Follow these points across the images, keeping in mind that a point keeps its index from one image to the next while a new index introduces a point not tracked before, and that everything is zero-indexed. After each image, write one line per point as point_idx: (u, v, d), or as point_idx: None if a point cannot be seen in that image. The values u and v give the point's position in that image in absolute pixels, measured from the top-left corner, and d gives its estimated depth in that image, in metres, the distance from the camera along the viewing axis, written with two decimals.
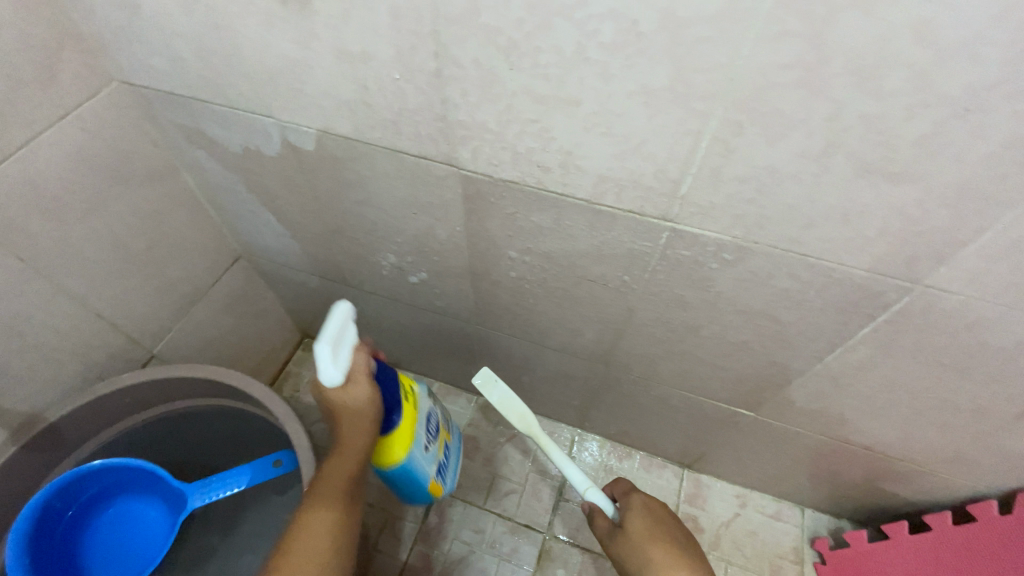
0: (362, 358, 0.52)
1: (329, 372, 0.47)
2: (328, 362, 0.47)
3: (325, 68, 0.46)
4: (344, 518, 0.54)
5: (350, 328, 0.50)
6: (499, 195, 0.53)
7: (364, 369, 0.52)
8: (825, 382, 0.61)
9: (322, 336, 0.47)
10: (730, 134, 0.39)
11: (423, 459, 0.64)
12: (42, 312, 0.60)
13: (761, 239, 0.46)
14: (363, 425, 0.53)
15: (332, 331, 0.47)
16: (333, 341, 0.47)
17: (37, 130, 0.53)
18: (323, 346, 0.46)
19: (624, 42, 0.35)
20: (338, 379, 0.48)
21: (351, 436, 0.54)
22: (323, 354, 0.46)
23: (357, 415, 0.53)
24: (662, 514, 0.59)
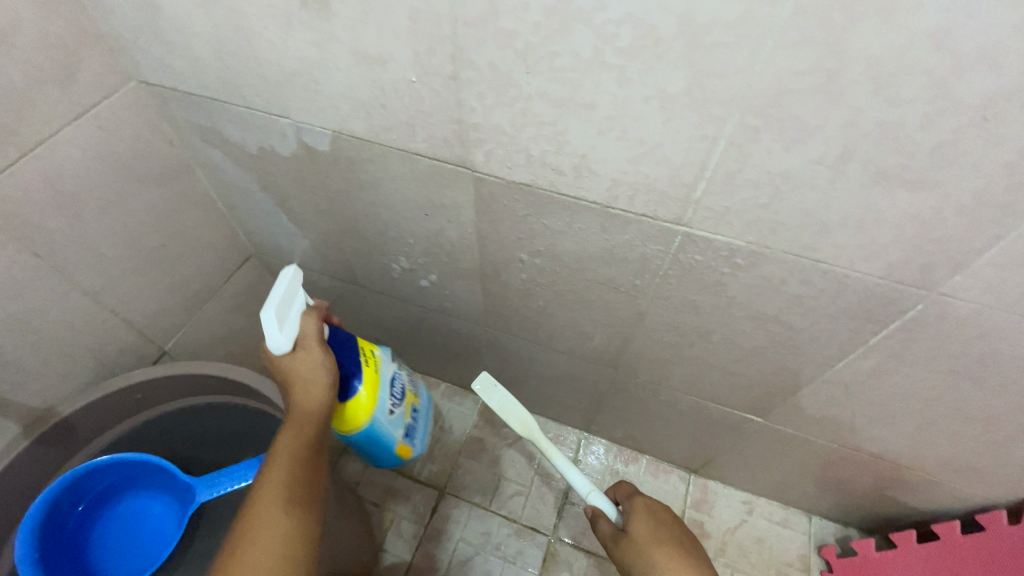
0: (312, 324, 0.55)
1: (275, 337, 0.51)
2: (273, 327, 0.51)
3: (342, 69, 0.47)
4: (310, 490, 0.49)
5: (293, 297, 0.54)
6: (511, 198, 0.53)
7: (314, 335, 0.54)
8: (835, 389, 0.61)
9: (267, 303, 0.51)
10: (745, 139, 0.39)
11: (389, 422, 0.65)
12: (57, 307, 0.61)
13: (775, 244, 0.46)
14: (315, 388, 0.53)
15: (277, 298, 0.51)
16: (276, 307, 0.51)
17: (56, 127, 0.54)
18: (267, 312, 0.50)
19: (641, 47, 0.36)
20: (285, 344, 0.52)
21: (304, 400, 0.52)
22: (268, 319, 0.51)
23: (308, 378, 0.53)
24: (667, 518, 0.58)
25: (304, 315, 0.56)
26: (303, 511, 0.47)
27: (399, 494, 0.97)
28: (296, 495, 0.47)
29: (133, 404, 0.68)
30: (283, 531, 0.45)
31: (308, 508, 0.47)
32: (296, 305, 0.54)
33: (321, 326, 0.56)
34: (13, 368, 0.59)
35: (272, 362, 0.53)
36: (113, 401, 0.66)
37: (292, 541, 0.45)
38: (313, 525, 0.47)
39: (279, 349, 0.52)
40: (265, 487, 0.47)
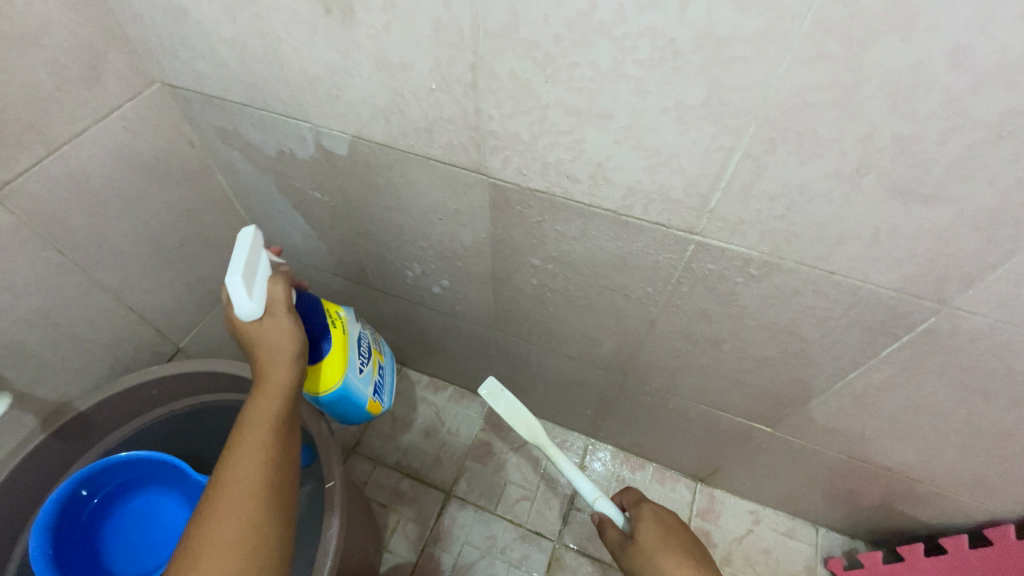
0: (281, 290, 0.51)
1: (246, 303, 0.47)
2: (242, 293, 0.46)
3: (363, 76, 0.48)
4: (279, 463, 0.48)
5: (259, 257, 0.49)
6: (526, 204, 0.54)
7: (283, 302, 0.51)
8: (846, 401, 0.61)
9: (232, 267, 0.46)
10: (761, 151, 0.39)
11: (362, 381, 0.62)
12: (78, 303, 0.62)
13: (789, 255, 0.46)
14: (284, 359, 0.50)
15: (242, 262, 0.47)
16: (244, 271, 0.46)
17: (82, 128, 0.55)
18: (234, 277, 0.46)
19: (660, 59, 0.36)
20: (256, 310, 0.48)
21: (272, 372, 0.50)
22: (236, 285, 0.46)
23: (275, 348, 0.50)
24: (675, 526, 0.58)
25: (271, 280, 0.51)
26: (268, 499, 0.46)
27: (406, 495, 0.97)
28: (264, 480, 0.46)
29: (148, 399, 0.69)
30: (246, 519, 0.44)
31: (275, 494, 0.47)
32: (262, 268, 0.49)
33: (290, 291, 0.52)
34: (34, 362, 0.60)
35: (235, 327, 0.50)
36: (129, 396, 0.67)
37: (257, 531, 0.44)
38: (280, 511, 0.47)
39: (248, 317, 0.48)
40: (231, 471, 0.46)
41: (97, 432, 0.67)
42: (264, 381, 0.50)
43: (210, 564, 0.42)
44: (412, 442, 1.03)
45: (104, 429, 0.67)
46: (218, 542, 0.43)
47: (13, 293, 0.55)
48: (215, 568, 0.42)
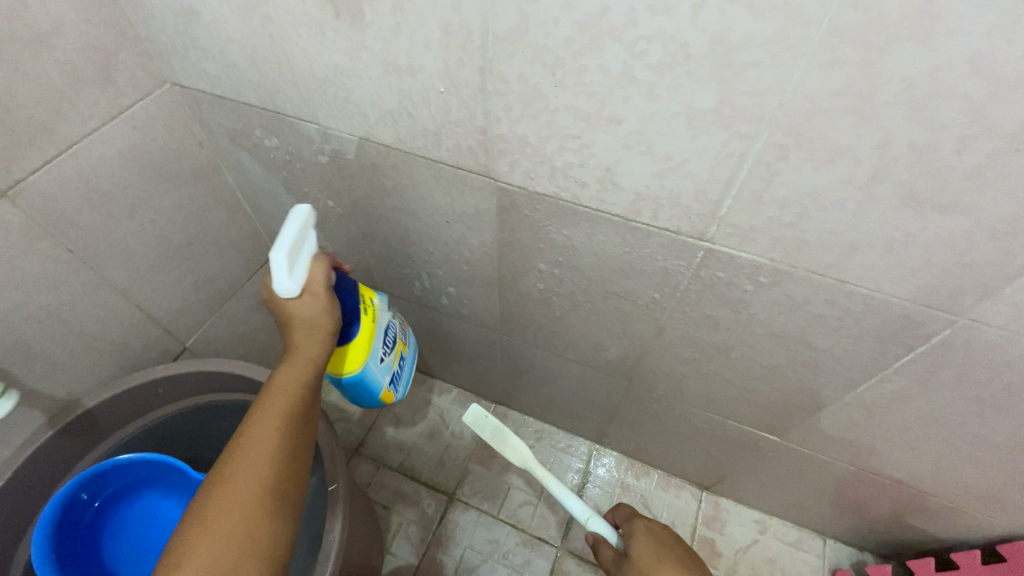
0: (322, 270, 0.51)
1: (284, 281, 0.48)
2: (281, 270, 0.48)
3: (372, 78, 0.47)
4: (297, 431, 0.48)
5: (306, 237, 0.50)
6: (533, 208, 0.53)
7: (323, 281, 0.51)
8: (855, 411, 0.60)
9: (279, 243, 0.48)
10: (773, 157, 0.38)
11: (380, 370, 0.62)
12: (87, 302, 0.63)
13: (800, 263, 0.46)
14: (316, 334, 0.51)
15: (289, 240, 0.48)
16: (287, 250, 0.48)
17: (94, 126, 0.55)
18: (278, 254, 0.47)
19: (671, 63, 0.36)
20: (293, 290, 0.49)
21: (303, 344, 0.51)
22: (277, 261, 0.47)
23: (309, 324, 0.51)
24: (667, 540, 0.57)
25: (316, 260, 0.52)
26: (287, 465, 0.46)
27: (409, 497, 0.97)
28: (283, 444, 0.46)
29: (154, 398, 0.70)
30: (266, 480, 0.44)
31: (293, 463, 0.46)
32: (307, 248, 0.51)
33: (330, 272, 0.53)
34: (43, 359, 0.60)
35: (274, 299, 0.51)
36: (135, 394, 0.67)
37: (275, 494, 0.43)
38: (296, 480, 0.46)
39: (285, 294, 0.49)
40: (255, 434, 0.46)
41: (104, 429, 0.67)
42: (294, 352, 0.51)
43: (228, 519, 0.41)
44: (416, 443, 1.03)
45: (111, 427, 0.68)
46: (237, 497, 0.42)
47: (23, 291, 0.55)
48: (232, 524, 0.41)
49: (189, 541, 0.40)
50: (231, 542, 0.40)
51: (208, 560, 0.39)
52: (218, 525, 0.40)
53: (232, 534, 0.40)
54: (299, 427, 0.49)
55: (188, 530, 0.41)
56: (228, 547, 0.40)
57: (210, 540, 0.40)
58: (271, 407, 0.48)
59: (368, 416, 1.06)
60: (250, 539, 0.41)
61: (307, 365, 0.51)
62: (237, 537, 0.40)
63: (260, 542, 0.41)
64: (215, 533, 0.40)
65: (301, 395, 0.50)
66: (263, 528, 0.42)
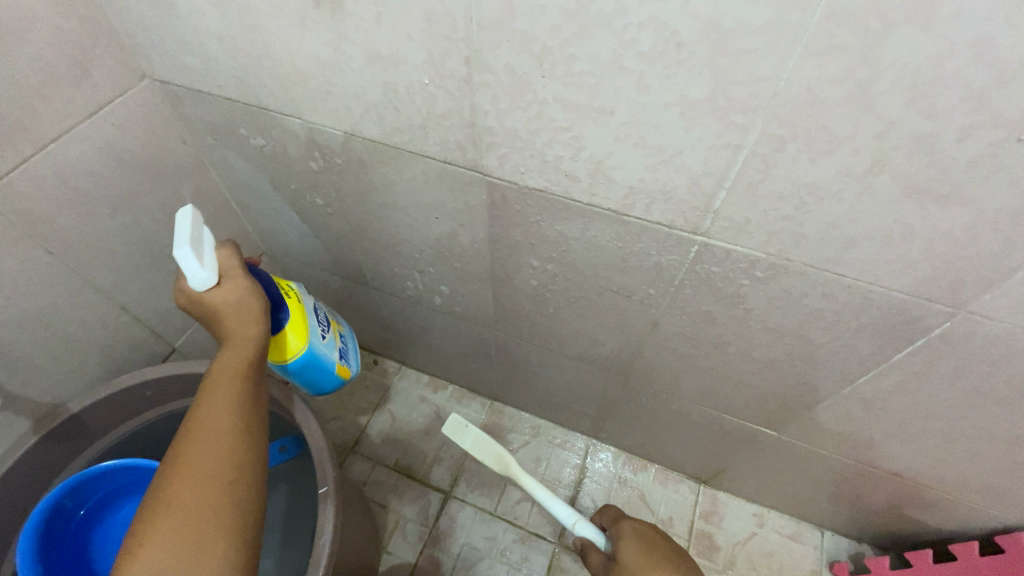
0: (230, 255, 0.51)
1: (199, 274, 0.46)
2: (192, 264, 0.46)
3: (356, 71, 0.46)
4: (251, 408, 0.47)
5: (206, 229, 0.48)
6: (524, 203, 0.52)
7: (237, 265, 0.51)
8: (853, 405, 0.59)
9: (179, 239, 0.46)
10: (770, 149, 0.37)
11: (325, 347, 0.62)
12: (69, 304, 0.61)
13: (797, 257, 0.44)
14: (249, 314, 0.50)
15: (189, 234, 0.46)
16: (192, 243, 0.46)
17: (70, 124, 0.54)
18: (183, 249, 0.45)
19: (662, 52, 0.34)
20: (212, 280, 0.48)
21: (240, 327, 0.50)
22: (185, 257, 0.46)
23: (238, 306, 0.50)
24: (657, 541, 0.56)
25: (220, 249, 0.51)
26: (243, 442, 0.45)
27: (404, 495, 0.96)
28: (235, 423, 0.45)
29: (142, 401, 0.68)
30: (221, 458, 0.43)
31: (251, 441, 0.45)
32: (209, 238, 0.49)
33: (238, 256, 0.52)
34: (25, 364, 0.59)
35: (195, 297, 0.49)
36: (123, 397, 0.66)
37: (234, 470, 0.43)
38: (257, 455, 0.45)
39: (202, 285, 0.48)
40: (204, 419, 0.45)
41: (91, 433, 0.66)
42: (232, 336, 0.50)
43: (187, 501, 0.40)
44: (411, 440, 1.02)
45: (99, 431, 0.66)
46: (192, 478, 0.41)
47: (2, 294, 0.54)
48: (192, 505, 0.40)
49: (149, 529, 0.39)
50: (194, 521, 0.39)
51: (173, 542, 0.38)
52: (177, 509, 0.40)
53: (191, 516, 0.39)
54: (251, 405, 0.48)
55: (147, 519, 0.40)
56: (190, 527, 0.39)
57: (170, 525, 0.39)
58: (218, 391, 0.47)
59: (362, 413, 1.05)
60: (215, 520, 0.40)
61: (249, 346, 0.49)
62: (199, 517, 0.40)
63: (225, 519, 0.40)
64: (175, 518, 0.39)
65: (247, 374, 0.48)
66: (226, 503, 0.41)
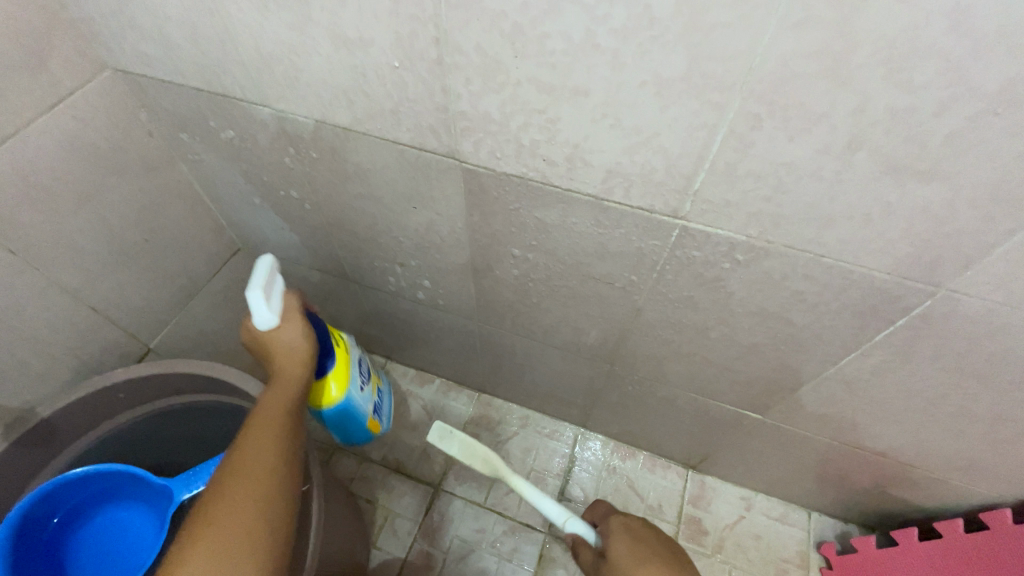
0: (295, 300, 0.58)
1: (264, 317, 0.53)
2: (261, 307, 0.53)
3: (322, 55, 0.44)
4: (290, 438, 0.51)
5: (277, 276, 0.55)
6: (501, 190, 0.51)
7: (296, 308, 0.57)
8: (836, 386, 0.60)
9: (252, 284, 0.52)
10: (747, 128, 0.36)
11: (361, 398, 0.71)
12: (35, 305, 0.59)
13: (777, 238, 0.44)
14: (297, 356, 0.56)
15: (262, 279, 0.53)
16: (263, 289, 0.52)
17: (27, 118, 0.51)
18: (255, 293, 0.52)
19: (636, 28, 0.33)
20: (274, 322, 0.55)
21: (287, 366, 0.56)
22: (256, 300, 0.52)
23: (290, 347, 0.56)
24: (650, 540, 0.56)
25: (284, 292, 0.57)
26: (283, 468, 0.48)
27: (392, 491, 0.95)
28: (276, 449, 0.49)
29: (116, 403, 0.67)
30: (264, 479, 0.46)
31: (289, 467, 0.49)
32: (278, 285, 0.56)
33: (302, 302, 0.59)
34: None
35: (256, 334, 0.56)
36: (96, 400, 0.64)
37: (274, 493, 0.46)
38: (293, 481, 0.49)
39: (265, 325, 0.54)
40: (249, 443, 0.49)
41: (65, 437, 0.64)
42: (279, 374, 0.55)
43: (233, 514, 0.43)
44: (399, 436, 1.01)
45: (72, 434, 0.65)
46: (239, 495, 0.44)
47: None
48: (236, 520, 0.43)
49: (195, 539, 0.41)
50: (239, 535, 0.42)
51: (215, 553, 0.41)
52: (222, 523, 0.42)
53: (237, 528, 0.42)
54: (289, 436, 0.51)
55: (194, 530, 0.42)
56: (234, 538, 0.42)
57: (212, 537, 0.41)
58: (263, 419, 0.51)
59: None
60: (255, 537, 0.43)
61: (292, 383, 0.55)
62: (243, 532, 0.42)
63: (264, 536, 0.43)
64: (219, 531, 0.42)
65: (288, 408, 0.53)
66: (266, 522, 0.44)
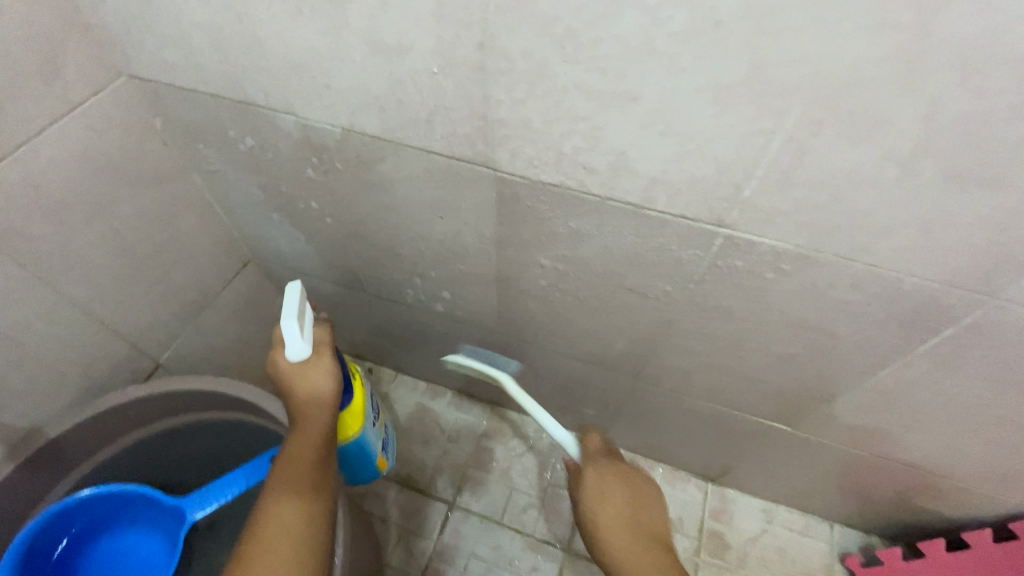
0: (324, 333, 0.63)
1: (298, 345, 0.57)
2: (295, 335, 0.56)
3: (356, 61, 0.43)
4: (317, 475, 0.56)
5: (307, 309, 0.60)
6: (536, 199, 0.49)
7: (326, 341, 0.62)
8: (872, 397, 0.58)
9: (287, 313, 0.57)
10: (806, 135, 0.35)
11: (372, 433, 0.73)
12: (43, 321, 0.57)
13: (826, 248, 0.43)
14: (320, 396, 0.59)
15: (295, 310, 0.57)
16: (297, 317, 0.57)
17: (40, 125, 0.49)
18: (290, 321, 0.56)
19: (698, 32, 0.32)
20: (306, 351, 0.58)
21: (310, 406, 0.58)
22: (290, 328, 0.56)
23: (315, 388, 0.58)
24: (612, 520, 0.56)
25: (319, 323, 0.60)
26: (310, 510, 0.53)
27: (405, 508, 0.92)
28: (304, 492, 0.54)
29: (126, 422, 0.64)
30: (293, 523, 0.51)
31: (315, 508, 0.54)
32: (308, 317, 0.60)
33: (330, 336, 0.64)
34: None
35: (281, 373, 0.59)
36: (106, 419, 0.61)
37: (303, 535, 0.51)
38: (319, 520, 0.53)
39: (297, 356, 0.58)
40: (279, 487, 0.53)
41: (73, 459, 0.61)
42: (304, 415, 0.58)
43: (265, 557, 0.48)
44: (411, 451, 0.98)
45: (80, 456, 0.62)
46: (272, 540, 0.49)
47: None
48: (268, 563, 0.48)
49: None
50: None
51: None
52: (257, 565, 0.48)
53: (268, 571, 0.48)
54: (315, 475, 0.56)
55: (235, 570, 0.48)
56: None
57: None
58: (291, 462, 0.55)
59: None
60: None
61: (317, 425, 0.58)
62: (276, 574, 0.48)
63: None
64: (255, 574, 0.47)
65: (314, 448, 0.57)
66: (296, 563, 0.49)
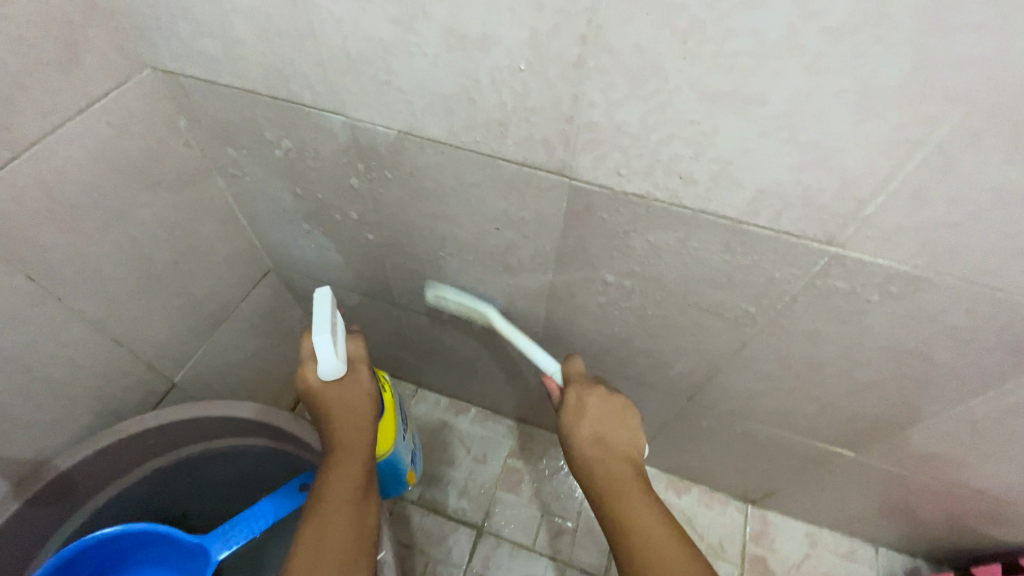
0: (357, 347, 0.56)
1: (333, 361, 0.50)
2: (329, 351, 0.49)
3: (427, 53, 0.38)
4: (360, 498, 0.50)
5: (338, 320, 0.53)
6: (614, 211, 0.45)
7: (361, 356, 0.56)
8: (957, 425, 0.54)
9: (317, 327, 0.49)
10: (959, 145, 0.31)
11: (404, 447, 0.68)
12: (53, 340, 0.51)
13: (947, 271, 0.39)
14: (357, 408, 0.54)
15: (327, 322, 0.50)
16: (330, 331, 0.49)
17: (56, 123, 0.44)
18: (322, 336, 0.49)
19: (854, 25, 0.28)
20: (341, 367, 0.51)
21: (347, 420, 0.54)
22: (323, 343, 0.49)
23: (351, 401, 0.54)
24: (580, 449, 0.52)
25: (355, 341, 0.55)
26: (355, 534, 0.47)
27: (432, 533, 0.87)
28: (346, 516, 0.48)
29: (141, 450, 0.58)
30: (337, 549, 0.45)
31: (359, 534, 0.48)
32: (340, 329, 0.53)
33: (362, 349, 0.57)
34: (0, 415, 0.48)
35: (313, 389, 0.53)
36: (120, 448, 0.56)
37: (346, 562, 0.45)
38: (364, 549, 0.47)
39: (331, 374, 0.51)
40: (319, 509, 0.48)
41: (84, 491, 0.56)
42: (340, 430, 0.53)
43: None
44: (436, 471, 0.93)
45: (91, 489, 0.56)
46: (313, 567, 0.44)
47: None
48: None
49: None
50: None
51: None
52: None
53: None
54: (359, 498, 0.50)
55: None
56: None
57: None
58: (331, 482, 0.50)
59: None
60: None
61: (356, 441, 0.53)
62: None
63: None
64: None
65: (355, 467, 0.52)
66: None
